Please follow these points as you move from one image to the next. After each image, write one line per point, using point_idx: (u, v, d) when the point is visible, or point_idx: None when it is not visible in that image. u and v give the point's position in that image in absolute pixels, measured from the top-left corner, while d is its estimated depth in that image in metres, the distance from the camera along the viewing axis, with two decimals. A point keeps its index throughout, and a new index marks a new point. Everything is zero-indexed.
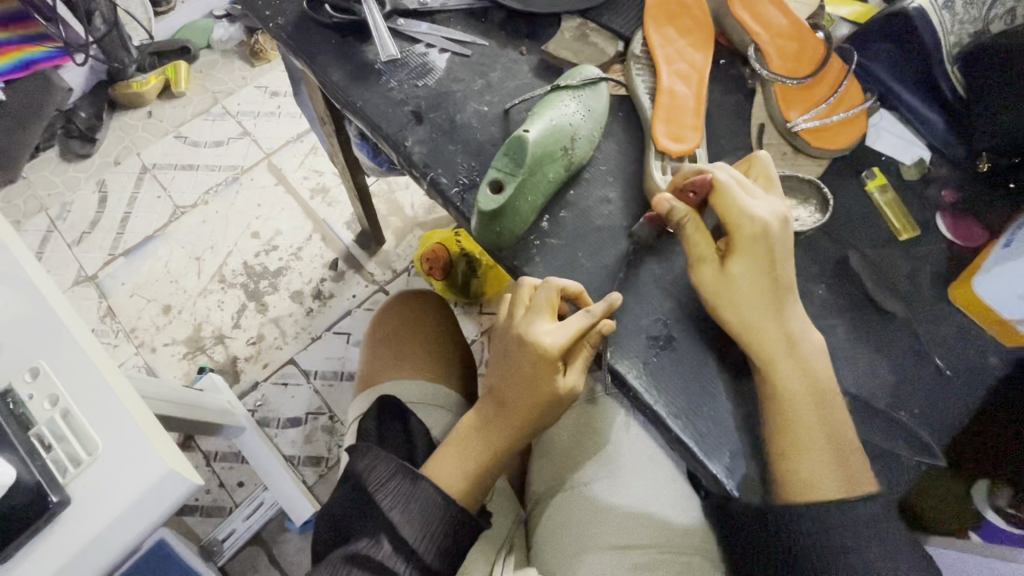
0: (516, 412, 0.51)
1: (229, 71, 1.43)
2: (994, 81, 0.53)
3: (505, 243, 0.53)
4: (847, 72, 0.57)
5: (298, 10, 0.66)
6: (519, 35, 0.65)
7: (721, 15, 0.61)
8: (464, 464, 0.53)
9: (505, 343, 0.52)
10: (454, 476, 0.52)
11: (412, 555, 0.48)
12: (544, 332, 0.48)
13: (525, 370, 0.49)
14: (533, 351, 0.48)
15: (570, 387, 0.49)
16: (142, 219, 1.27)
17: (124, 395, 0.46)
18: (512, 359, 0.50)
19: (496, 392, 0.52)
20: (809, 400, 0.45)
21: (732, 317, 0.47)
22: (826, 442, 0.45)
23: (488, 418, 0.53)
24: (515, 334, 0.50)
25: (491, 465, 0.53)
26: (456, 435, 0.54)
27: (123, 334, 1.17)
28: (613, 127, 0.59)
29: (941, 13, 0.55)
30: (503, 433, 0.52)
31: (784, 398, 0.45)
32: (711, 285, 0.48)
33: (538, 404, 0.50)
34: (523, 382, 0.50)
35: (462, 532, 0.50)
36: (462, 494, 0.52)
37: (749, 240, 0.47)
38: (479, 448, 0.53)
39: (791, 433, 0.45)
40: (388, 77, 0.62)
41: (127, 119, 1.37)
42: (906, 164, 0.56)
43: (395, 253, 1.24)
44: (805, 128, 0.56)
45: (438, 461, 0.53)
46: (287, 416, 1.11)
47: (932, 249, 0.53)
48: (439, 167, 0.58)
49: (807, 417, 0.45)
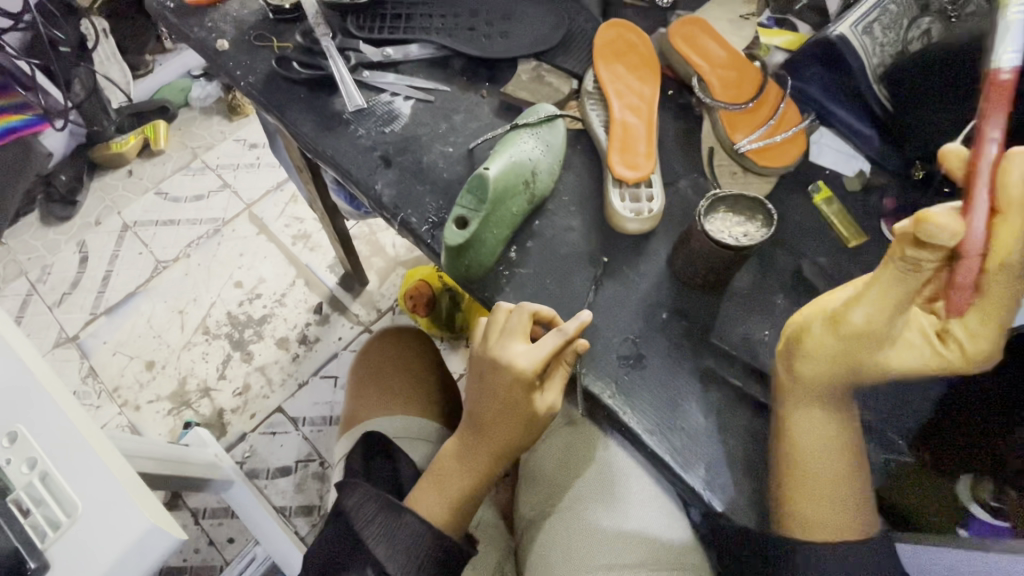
0: (495, 436, 0.52)
1: (208, 127, 1.47)
2: (921, 93, 0.57)
3: (474, 275, 0.55)
4: (784, 94, 0.61)
5: (268, 69, 0.70)
6: (478, 79, 0.69)
7: (665, 50, 0.65)
8: (446, 491, 0.53)
9: (479, 368, 0.52)
10: (437, 506, 0.53)
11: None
12: (518, 353, 0.49)
13: (505, 394, 0.50)
14: (507, 373, 0.49)
15: (550, 406, 0.50)
16: (124, 276, 1.28)
17: (111, 461, 0.46)
18: (488, 384, 0.51)
19: (476, 417, 0.53)
20: (826, 430, 0.45)
21: (852, 373, 0.44)
22: (837, 471, 0.44)
23: (469, 447, 0.53)
24: (489, 359, 0.51)
25: (474, 491, 0.53)
26: (438, 463, 0.55)
27: (106, 393, 1.15)
28: (572, 158, 0.62)
29: (862, 38, 0.58)
30: (484, 460, 0.53)
31: (798, 436, 0.45)
32: (852, 344, 0.42)
33: (518, 424, 0.51)
34: (501, 408, 0.51)
35: (448, 562, 0.50)
36: (446, 521, 0.52)
37: (954, 355, 0.41)
38: (463, 478, 0.53)
39: (801, 468, 0.45)
40: (356, 125, 0.65)
41: (107, 180, 1.40)
42: (849, 177, 0.60)
43: (379, 293, 1.26)
44: (751, 149, 0.59)
45: (421, 492, 0.54)
46: (276, 466, 1.10)
47: (879, 253, 0.57)
48: (409, 208, 0.61)
49: (821, 450, 0.45)
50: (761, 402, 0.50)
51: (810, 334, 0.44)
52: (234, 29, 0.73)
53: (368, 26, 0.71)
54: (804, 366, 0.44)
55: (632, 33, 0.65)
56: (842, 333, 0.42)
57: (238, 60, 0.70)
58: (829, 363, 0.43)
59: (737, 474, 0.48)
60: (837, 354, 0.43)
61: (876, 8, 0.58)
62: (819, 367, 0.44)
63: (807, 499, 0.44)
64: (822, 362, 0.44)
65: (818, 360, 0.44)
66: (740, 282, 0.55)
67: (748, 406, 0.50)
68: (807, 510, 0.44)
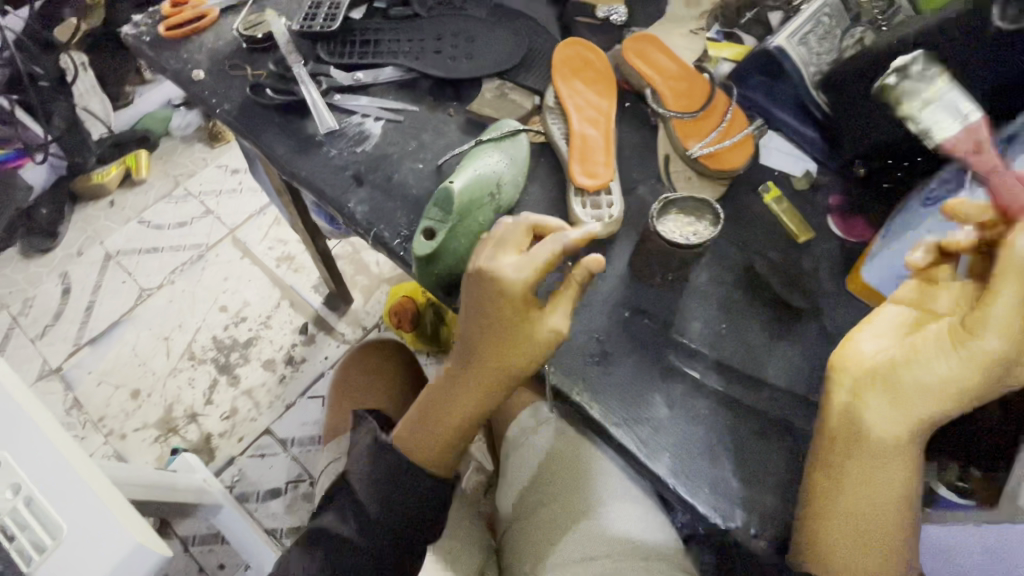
0: (486, 364, 0.50)
1: (190, 155, 1.50)
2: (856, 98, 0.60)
3: (444, 284, 0.57)
4: (731, 103, 0.65)
5: (243, 96, 0.72)
6: (446, 99, 0.72)
7: (621, 64, 0.69)
8: (434, 430, 0.53)
9: (468, 293, 0.50)
10: (424, 444, 0.54)
11: (365, 527, 0.54)
12: (506, 269, 0.48)
13: (496, 317, 0.48)
14: (498, 293, 0.47)
15: (555, 328, 0.48)
16: (107, 305, 1.28)
17: (101, 488, 0.47)
18: (478, 309, 0.49)
19: (465, 347, 0.51)
20: (886, 478, 0.43)
21: (955, 408, 0.41)
22: (887, 513, 0.43)
23: (458, 381, 0.52)
24: (477, 282, 0.48)
25: (461, 425, 0.52)
26: (426, 401, 0.54)
27: (91, 424, 1.15)
28: (536, 170, 0.65)
29: (798, 48, 0.62)
30: (474, 393, 0.51)
31: (854, 481, 0.44)
32: (970, 373, 0.39)
33: (511, 348, 0.49)
34: (491, 336, 0.49)
35: (423, 499, 0.54)
36: (434, 459, 0.54)
37: None
38: (449, 414, 0.52)
39: (843, 510, 0.44)
40: (329, 146, 0.68)
41: (89, 211, 1.41)
42: (796, 176, 0.64)
43: (364, 311, 1.28)
44: (702, 154, 0.62)
45: (409, 431, 0.55)
46: (267, 488, 1.10)
47: (827, 247, 0.60)
48: (382, 223, 0.63)
49: (873, 494, 0.43)
50: (719, 391, 0.53)
51: (928, 363, 0.41)
52: (209, 59, 0.76)
53: (338, 52, 0.74)
54: (900, 399, 0.42)
55: (589, 51, 0.69)
56: (968, 360, 0.39)
57: (214, 89, 0.73)
58: (936, 398, 0.40)
59: (702, 462, 0.50)
60: (952, 386, 0.40)
61: (810, 21, 0.63)
62: (912, 402, 0.41)
63: (857, 525, 0.44)
64: (920, 399, 0.41)
65: (928, 395, 0.41)
66: (697, 280, 0.58)
67: (709, 396, 0.53)
68: (846, 532, 0.44)
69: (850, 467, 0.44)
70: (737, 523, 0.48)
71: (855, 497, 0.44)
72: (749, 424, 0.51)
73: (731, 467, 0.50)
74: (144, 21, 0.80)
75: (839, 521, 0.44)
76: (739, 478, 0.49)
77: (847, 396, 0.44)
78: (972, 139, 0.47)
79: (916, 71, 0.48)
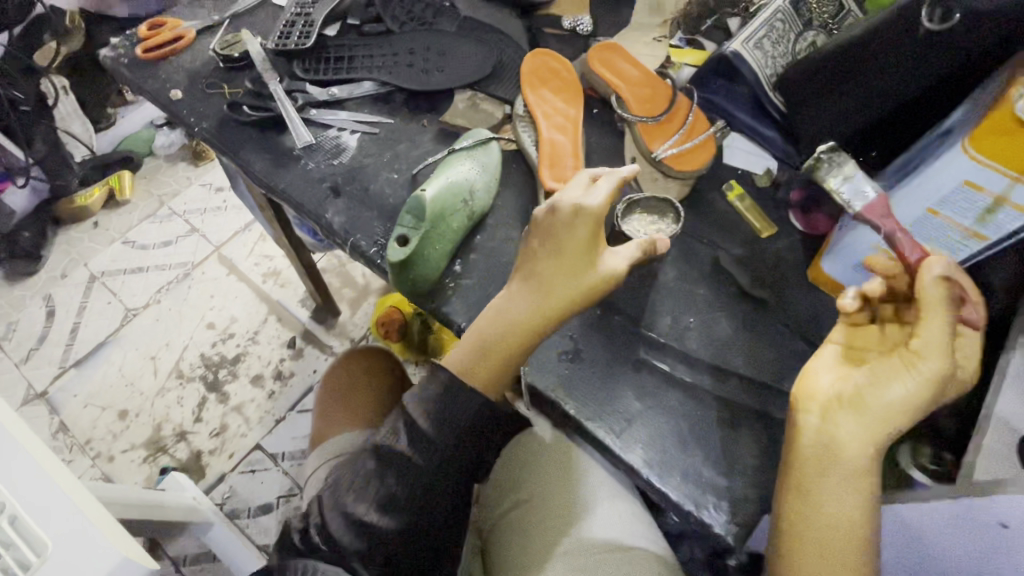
0: (560, 287, 0.50)
1: (173, 174, 1.50)
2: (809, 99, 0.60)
3: (420, 289, 0.59)
4: (693, 106, 0.67)
5: (221, 114, 0.74)
6: (420, 111, 0.74)
7: (587, 73, 0.72)
8: (491, 352, 0.51)
9: (539, 223, 0.52)
10: (479, 364, 0.51)
11: (429, 447, 0.49)
12: (579, 197, 0.51)
13: (570, 239, 0.50)
14: (576, 215, 0.50)
15: (615, 262, 0.51)
16: (93, 327, 1.28)
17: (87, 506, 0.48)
18: (555, 230, 0.51)
19: (530, 271, 0.51)
20: (856, 500, 0.42)
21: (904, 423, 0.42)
22: (863, 534, 0.42)
23: (522, 301, 0.51)
24: (555, 206, 0.51)
25: (521, 347, 0.51)
26: (481, 325, 0.52)
27: (78, 446, 1.15)
28: (509, 176, 0.67)
29: (753, 52, 0.64)
30: (539, 315, 0.50)
31: (826, 501, 0.42)
32: (924, 384, 0.41)
33: (583, 273, 0.50)
34: (559, 258, 0.50)
35: (486, 424, 0.50)
36: (488, 383, 0.51)
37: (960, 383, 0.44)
38: (513, 333, 0.51)
39: (819, 529, 0.42)
40: (306, 159, 0.70)
41: (73, 233, 1.41)
42: (759, 174, 0.68)
43: (351, 323, 1.28)
44: (667, 155, 0.65)
45: (463, 353, 0.52)
46: (258, 504, 1.10)
47: (788, 242, 0.63)
48: (359, 233, 0.65)
49: (847, 514, 0.42)
50: (688, 382, 0.55)
51: (886, 389, 0.42)
52: (187, 79, 0.78)
53: (314, 69, 0.76)
54: (865, 426, 0.42)
55: (556, 61, 0.72)
56: (925, 370, 0.41)
57: (192, 108, 0.75)
58: (897, 411, 0.41)
59: (676, 453, 0.52)
60: (908, 398, 0.41)
61: (763, 27, 0.65)
62: (875, 428, 0.42)
63: (835, 541, 0.42)
64: (880, 427, 0.42)
65: (890, 408, 0.41)
66: (665, 277, 0.60)
67: (679, 388, 0.55)
68: (824, 550, 0.42)
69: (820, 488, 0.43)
70: (710, 509, 0.49)
71: (823, 515, 0.42)
72: (718, 412, 0.53)
73: (701, 455, 0.51)
74: (121, 44, 0.82)
75: (812, 540, 0.42)
76: (710, 465, 0.51)
77: (813, 429, 0.44)
78: (879, 217, 0.46)
79: (829, 157, 0.48)
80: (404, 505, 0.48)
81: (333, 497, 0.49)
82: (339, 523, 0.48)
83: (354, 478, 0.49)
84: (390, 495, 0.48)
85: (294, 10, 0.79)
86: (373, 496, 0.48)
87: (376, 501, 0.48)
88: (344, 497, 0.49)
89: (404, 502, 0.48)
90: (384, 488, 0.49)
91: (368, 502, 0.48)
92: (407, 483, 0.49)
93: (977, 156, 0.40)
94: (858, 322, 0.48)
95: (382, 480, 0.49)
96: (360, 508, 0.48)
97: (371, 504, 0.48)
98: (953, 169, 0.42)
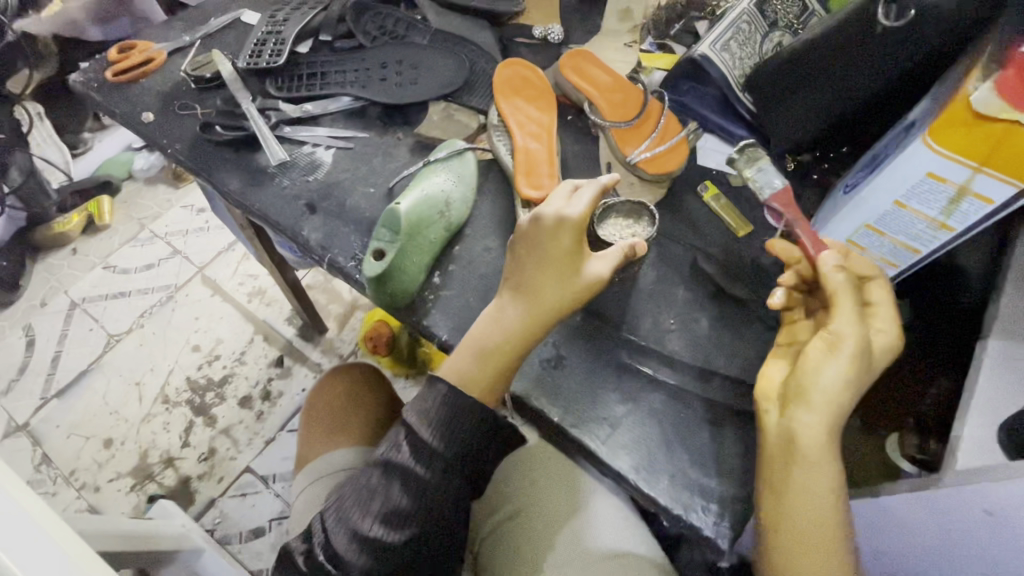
0: (549, 294, 0.50)
1: (153, 196, 1.49)
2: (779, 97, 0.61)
3: (399, 302, 0.58)
4: (664, 109, 0.68)
5: (194, 135, 0.73)
6: (395, 124, 0.74)
7: (559, 81, 0.72)
8: (485, 360, 0.50)
9: (524, 233, 0.51)
10: (478, 372, 0.50)
11: (432, 459, 0.48)
12: (561, 206, 0.51)
13: (556, 246, 0.50)
14: (562, 224, 0.50)
15: (602, 267, 0.51)
16: (74, 355, 1.26)
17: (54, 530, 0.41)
18: (540, 239, 0.50)
19: (519, 280, 0.51)
20: (826, 487, 0.43)
21: (846, 401, 0.43)
22: (832, 518, 0.43)
23: (514, 308, 0.50)
24: (540, 215, 0.51)
25: (518, 354, 0.50)
26: (474, 335, 0.51)
27: (63, 478, 1.12)
28: (485, 185, 0.67)
29: (721, 54, 0.65)
30: (532, 320, 0.50)
31: (800, 494, 0.43)
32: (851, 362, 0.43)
33: (570, 280, 0.50)
34: (547, 264, 0.50)
35: (486, 432, 0.49)
36: (487, 393, 0.49)
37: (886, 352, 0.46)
38: (509, 338, 0.50)
39: (800, 524, 0.44)
40: (281, 177, 0.70)
41: (52, 261, 1.39)
42: (733, 174, 0.68)
43: (339, 339, 1.27)
44: (641, 159, 0.65)
45: (458, 362, 0.50)
46: (250, 528, 1.08)
47: (764, 240, 0.64)
48: (336, 248, 0.64)
49: (820, 504, 0.43)
50: (671, 384, 0.55)
51: (820, 377, 0.43)
52: (158, 101, 0.77)
53: (286, 86, 0.76)
54: (814, 414, 0.43)
55: (527, 69, 0.72)
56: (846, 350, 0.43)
57: (165, 130, 0.74)
58: (834, 393, 0.42)
59: (662, 456, 0.52)
60: (841, 378, 0.42)
61: (730, 29, 0.66)
62: (825, 413, 0.43)
63: (805, 531, 0.43)
64: (825, 411, 0.43)
65: (829, 391, 0.43)
66: (645, 280, 0.60)
67: (662, 390, 0.55)
68: (797, 540, 0.44)
69: (794, 483, 0.44)
70: (698, 511, 0.49)
71: (796, 506, 0.44)
72: (701, 413, 0.53)
73: (687, 457, 0.51)
74: (91, 68, 0.81)
75: (794, 534, 0.44)
76: (696, 467, 0.51)
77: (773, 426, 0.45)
78: (783, 204, 0.51)
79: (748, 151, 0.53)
80: (409, 518, 0.48)
81: (338, 513, 0.49)
82: (344, 538, 0.48)
83: (360, 493, 0.49)
84: (395, 508, 0.48)
85: (265, 28, 0.79)
86: (378, 509, 0.48)
87: (381, 515, 0.48)
88: (350, 511, 0.48)
89: (409, 515, 0.48)
90: (389, 502, 0.48)
91: (372, 516, 0.48)
92: (412, 495, 0.48)
93: (939, 151, 0.41)
94: (795, 317, 0.52)
95: (387, 493, 0.48)
96: (365, 523, 0.48)
97: (376, 519, 0.48)
98: (915, 163, 0.42)
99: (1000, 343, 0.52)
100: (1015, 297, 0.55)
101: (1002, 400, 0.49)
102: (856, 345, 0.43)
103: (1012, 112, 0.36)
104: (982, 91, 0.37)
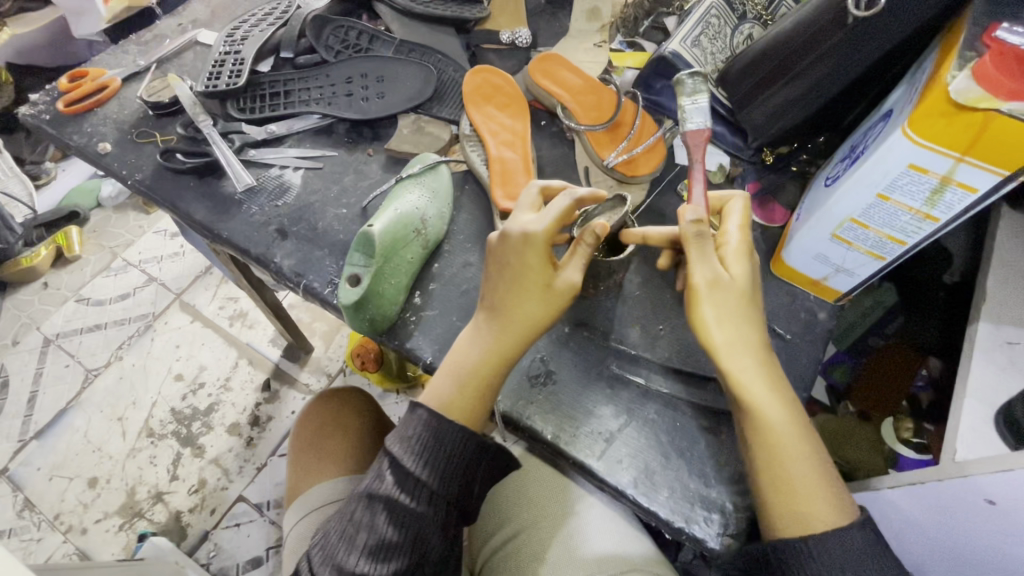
0: (522, 314, 0.48)
1: (124, 224, 1.44)
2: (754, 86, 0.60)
3: (380, 327, 0.56)
4: (638, 110, 0.68)
5: (155, 164, 0.70)
6: (365, 140, 0.72)
7: (531, 87, 0.71)
8: (465, 383, 0.48)
9: (495, 253, 0.49)
10: (458, 397, 0.48)
11: (418, 488, 0.46)
12: (528, 222, 0.48)
13: (524, 263, 0.47)
14: (526, 241, 0.47)
15: (571, 281, 0.48)
16: (52, 394, 1.20)
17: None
18: (507, 260, 0.48)
19: (491, 299, 0.49)
20: (776, 418, 0.43)
21: (737, 335, 0.44)
22: (798, 444, 0.43)
23: (487, 329, 0.49)
24: (503, 233, 0.49)
25: (497, 373, 0.48)
26: (454, 357, 0.49)
27: (46, 523, 1.07)
28: (462, 199, 0.66)
29: (693, 50, 0.64)
30: (508, 339, 0.48)
31: (760, 435, 0.43)
32: (723, 297, 0.45)
33: (542, 299, 0.48)
34: (517, 282, 0.48)
35: (469, 456, 0.47)
36: (471, 418, 0.48)
37: (744, 288, 0.45)
38: (489, 358, 0.48)
39: (785, 478, 0.42)
40: (249, 203, 0.67)
41: (23, 297, 1.34)
42: (712, 171, 0.67)
43: (326, 357, 1.24)
44: (618, 162, 0.64)
45: (438, 386, 0.49)
46: (246, 558, 1.03)
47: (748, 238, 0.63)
48: (312, 274, 0.62)
49: (787, 443, 0.42)
50: (666, 393, 0.54)
51: (712, 324, 0.45)
52: (115, 130, 0.74)
53: (249, 108, 0.73)
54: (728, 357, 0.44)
55: (497, 76, 0.70)
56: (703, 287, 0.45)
57: (125, 160, 0.71)
58: (726, 329, 0.44)
59: (662, 468, 0.50)
60: (722, 315, 0.45)
61: (698, 25, 0.65)
62: (737, 351, 0.44)
63: (791, 466, 0.42)
64: (731, 348, 0.44)
65: (724, 330, 0.45)
66: (631, 286, 0.60)
67: (656, 399, 0.53)
68: (785, 481, 0.42)
69: (761, 438, 0.43)
70: (700, 523, 0.48)
71: (767, 445, 0.43)
72: (696, 420, 0.52)
73: (686, 467, 0.50)
74: (43, 99, 0.77)
75: (788, 479, 0.42)
76: (696, 477, 0.50)
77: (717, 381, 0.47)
78: (694, 143, 0.48)
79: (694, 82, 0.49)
80: (399, 551, 0.45)
81: (324, 551, 0.47)
82: None
83: (345, 529, 0.46)
84: (382, 541, 0.45)
85: (222, 49, 0.75)
86: (364, 545, 0.45)
87: (367, 550, 0.45)
88: (335, 549, 0.46)
89: (399, 548, 0.45)
90: (375, 535, 0.45)
91: (359, 551, 0.45)
92: (399, 526, 0.45)
93: (918, 140, 0.40)
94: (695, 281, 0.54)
95: (373, 525, 0.45)
96: (351, 559, 0.45)
97: (362, 555, 0.45)
98: (896, 154, 0.42)
99: (992, 326, 0.52)
100: (1000, 278, 0.55)
101: (997, 386, 0.48)
102: (706, 284, 0.45)
103: (992, 101, 0.36)
104: (960, 79, 0.36)
